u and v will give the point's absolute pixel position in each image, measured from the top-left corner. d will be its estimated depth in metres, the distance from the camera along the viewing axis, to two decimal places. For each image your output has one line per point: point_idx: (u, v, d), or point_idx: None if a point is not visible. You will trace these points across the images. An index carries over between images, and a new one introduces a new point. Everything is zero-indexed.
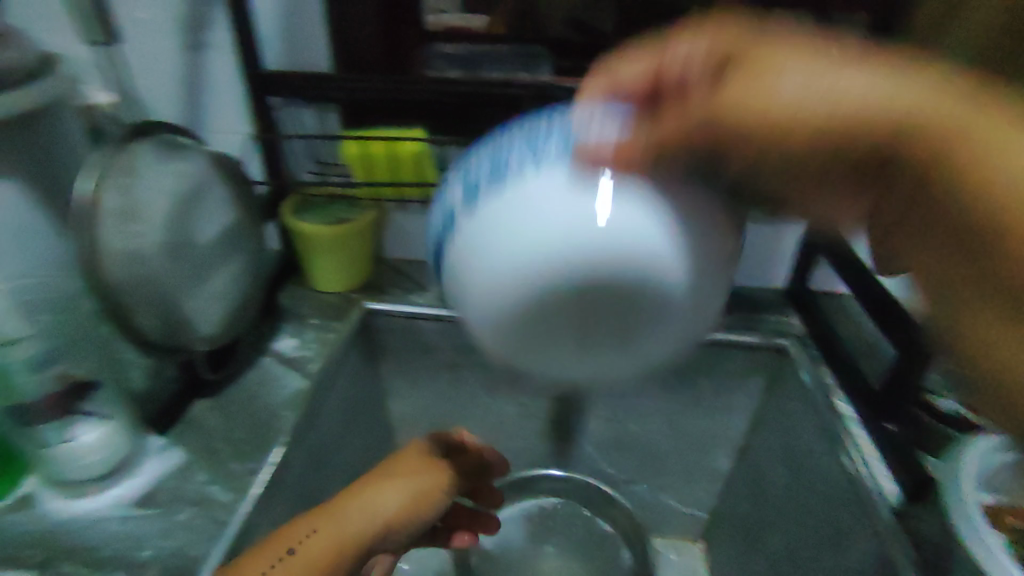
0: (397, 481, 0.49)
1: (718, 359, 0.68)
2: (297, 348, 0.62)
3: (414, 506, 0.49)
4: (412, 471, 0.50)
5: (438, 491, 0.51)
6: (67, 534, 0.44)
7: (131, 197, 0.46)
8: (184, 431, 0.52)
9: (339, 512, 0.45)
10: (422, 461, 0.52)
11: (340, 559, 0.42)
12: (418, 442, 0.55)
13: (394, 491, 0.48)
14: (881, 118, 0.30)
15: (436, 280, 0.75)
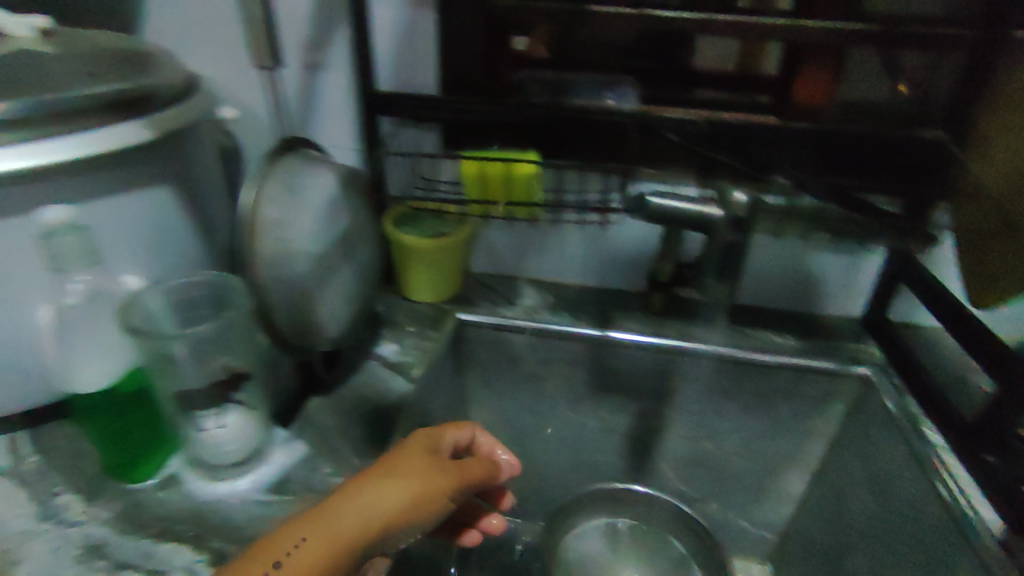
0: (398, 481, 0.44)
1: (799, 383, 0.69)
2: (399, 352, 0.66)
3: (415, 508, 0.44)
4: (415, 470, 0.45)
5: (444, 494, 0.46)
6: (211, 514, 0.47)
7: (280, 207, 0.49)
8: (305, 425, 0.56)
9: (337, 517, 0.42)
10: (426, 458, 0.47)
11: (331, 570, 0.40)
12: (427, 435, 0.50)
13: (392, 492, 0.44)
14: None
15: (521, 295, 0.78)
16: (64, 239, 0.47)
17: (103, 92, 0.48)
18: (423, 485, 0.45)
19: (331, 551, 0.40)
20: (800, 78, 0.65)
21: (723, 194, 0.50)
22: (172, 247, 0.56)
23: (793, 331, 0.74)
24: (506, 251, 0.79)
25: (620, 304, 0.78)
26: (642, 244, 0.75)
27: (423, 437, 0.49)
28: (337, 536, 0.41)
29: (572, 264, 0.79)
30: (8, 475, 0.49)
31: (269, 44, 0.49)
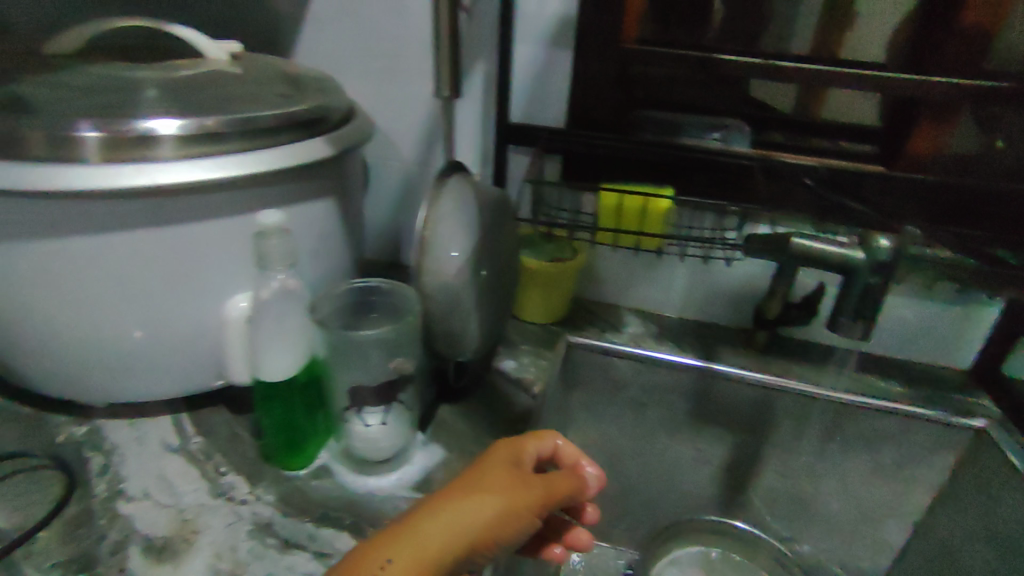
0: (483, 497, 0.43)
1: (908, 429, 0.69)
2: (518, 369, 0.69)
3: (499, 527, 0.43)
4: (497, 487, 0.44)
5: (526, 512, 0.45)
6: (364, 504, 0.50)
7: (456, 220, 0.54)
8: (439, 430, 0.59)
9: (419, 536, 0.41)
10: (508, 474, 0.46)
11: None
12: (508, 449, 0.48)
13: (476, 510, 0.43)
14: None
15: (626, 323, 0.81)
16: (273, 242, 0.46)
17: (292, 112, 0.55)
18: (506, 503, 0.44)
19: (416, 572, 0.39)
20: (909, 134, 0.69)
21: (863, 236, 0.54)
22: (328, 256, 0.61)
23: (899, 378, 0.74)
24: (611, 280, 0.82)
25: (722, 339, 0.80)
26: (748, 281, 0.78)
27: (505, 450, 0.48)
28: (423, 556, 0.40)
29: (675, 296, 0.81)
30: (177, 453, 0.53)
31: (452, 77, 0.54)
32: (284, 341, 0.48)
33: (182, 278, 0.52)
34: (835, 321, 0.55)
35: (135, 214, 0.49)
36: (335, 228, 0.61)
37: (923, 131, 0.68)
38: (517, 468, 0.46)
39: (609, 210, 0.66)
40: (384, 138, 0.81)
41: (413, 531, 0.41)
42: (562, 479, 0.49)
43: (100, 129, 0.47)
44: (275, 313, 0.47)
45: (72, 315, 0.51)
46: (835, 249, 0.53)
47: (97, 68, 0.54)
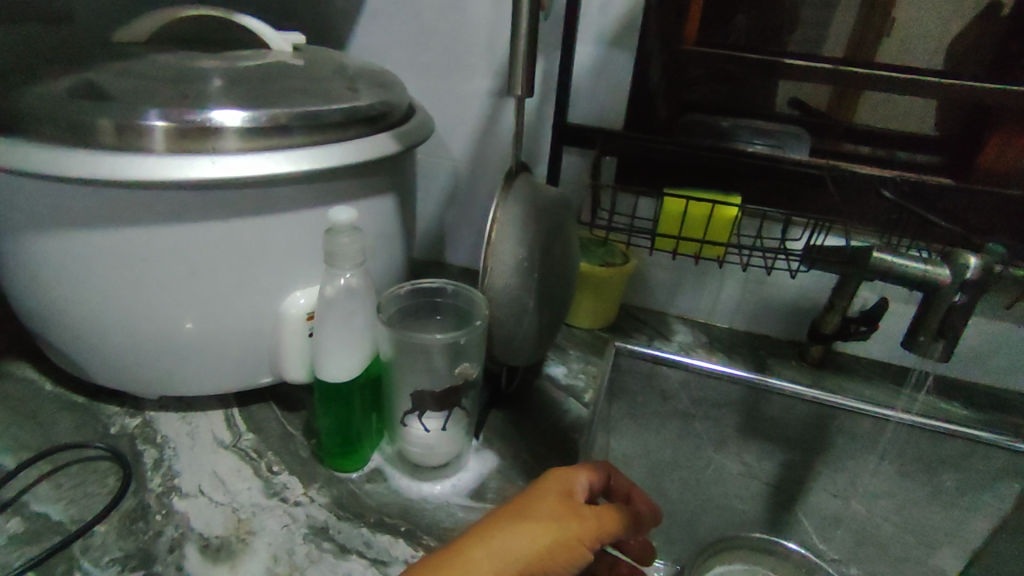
0: (532, 527, 0.41)
1: (971, 454, 0.66)
2: (568, 376, 0.67)
3: (549, 558, 0.40)
4: (547, 516, 0.42)
5: (580, 544, 0.42)
6: (418, 511, 0.49)
7: (522, 223, 0.53)
8: (492, 436, 0.58)
9: (468, 562, 0.39)
10: (559, 503, 0.43)
11: None
12: (560, 476, 0.46)
13: (523, 539, 0.40)
14: None
15: (675, 331, 0.79)
16: (345, 241, 0.45)
17: (357, 107, 0.55)
18: (558, 534, 0.41)
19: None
20: (980, 145, 0.66)
21: (949, 251, 0.53)
22: (383, 255, 0.60)
23: (960, 400, 0.72)
24: (660, 287, 0.80)
25: (774, 351, 0.77)
26: (804, 294, 0.75)
27: (558, 477, 0.45)
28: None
29: (726, 307, 0.79)
30: (229, 449, 0.53)
31: (525, 75, 0.53)
32: (349, 341, 0.47)
33: (242, 273, 0.52)
34: (912, 340, 0.55)
35: (203, 206, 0.48)
36: (393, 227, 0.60)
37: (996, 140, 0.65)
38: (570, 497, 0.44)
39: (671, 216, 0.64)
40: (436, 137, 0.81)
41: (461, 556, 0.39)
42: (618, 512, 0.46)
43: (169, 119, 0.46)
44: (341, 312, 0.46)
45: (133, 306, 0.51)
46: (921, 266, 0.54)
47: (165, 58, 0.54)
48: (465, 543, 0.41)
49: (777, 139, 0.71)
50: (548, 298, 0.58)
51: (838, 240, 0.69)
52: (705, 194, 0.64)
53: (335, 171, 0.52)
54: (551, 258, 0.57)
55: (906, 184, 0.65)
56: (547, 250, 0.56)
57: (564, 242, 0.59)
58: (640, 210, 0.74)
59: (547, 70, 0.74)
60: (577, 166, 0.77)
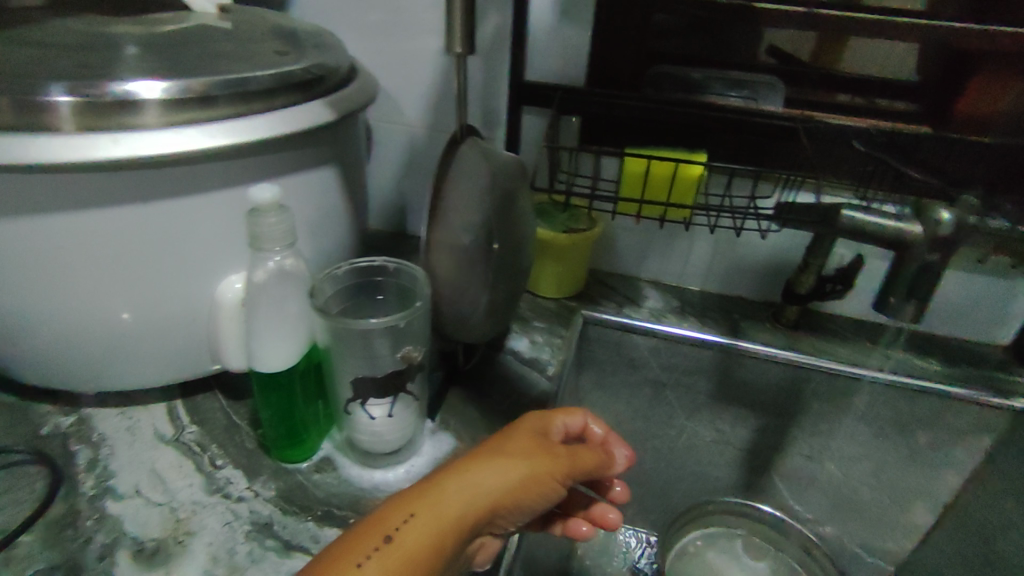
0: (508, 460, 0.39)
1: (945, 411, 0.65)
2: (531, 348, 0.65)
3: (523, 491, 0.39)
4: (522, 451, 0.40)
5: (552, 479, 0.41)
6: (368, 501, 0.47)
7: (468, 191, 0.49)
8: (449, 417, 0.55)
9: (442, 492, 0.37)
10: (532, 439, 0.42)
11: (440, 552, 0.35)
12: (536, 418, 0.44)
13: (499, 472, 0.38)
14: None
15: (645, 296, 0.77)
16: (271, 221, 0.41)
17: (288, 72, 0.50)
18: (532, 468, 0.39)
19: (436, 528, 0.35)
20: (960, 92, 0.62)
21: (924, 207, 0.48)
22: (324, 232, 0.57)
23: (933, 355, 0.70)
24: (628, 251, 0.77)
25: (746, 314, 0.75)
26: (777, 253, 0.73)
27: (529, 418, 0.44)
28: (447, 515, 0.36)
29: (697, 269, 0.77)
30: (171, 444, 0.50)
31: (465, 30, 0.49)
32: (281, 327, 0.44)
33: (169, 257, 0.48)
34: (882, 302, 0.51)
35: (117, 188, 0.44)
36: (333, 199, 0.57)
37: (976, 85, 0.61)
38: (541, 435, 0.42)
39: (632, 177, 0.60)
40: (388, 102, 0.76)
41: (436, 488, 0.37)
42: (588, 454, 0.45)
43: (74, 93, 0.42)
44: (273, 297, 0.44)
45: (53, 301, 0.47)
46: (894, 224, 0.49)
47: (68, 23, 0.49)
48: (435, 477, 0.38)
49: (751, 91, 0.67)
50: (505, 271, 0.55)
51: (811, 197, 0.66)
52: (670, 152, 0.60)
53: (263, 144, 0.48)
54: (504, 230, 0.53)
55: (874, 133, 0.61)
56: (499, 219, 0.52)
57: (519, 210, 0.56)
58: (603, 171, 0.71)
59: (500, 25, 0.69)
60: (538, 127, 0.72)
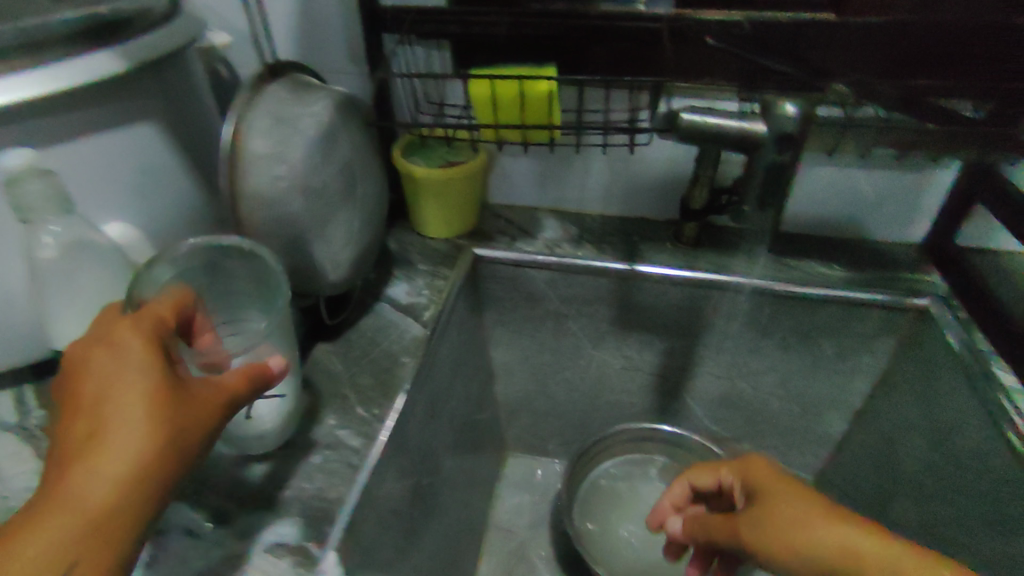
0: (97, 462, 0.29)
1: (849, 318, 0.63)
2: (410, 294, 0.62)
3: (173, 444, 0.31)
4: (119, 423, 0.30)
5: (188, 426, 0.32)
6: (205, 471, 0.45)
7: (279, 138, 0.45)
8: (311, 373, 0.53)
9: (74, 536, 0.28)
10: (146, 405, 0.30)
11: (109, 545, 0.29)
12: (107, 350, 0.32)
13: (103, 477, 0.29)
14: (48, 546, 0.27)
15: (542, 227, 0.73)
16: (32, 187, 0.38)
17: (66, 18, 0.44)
18: (146, 432, 0.30)
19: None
20: None
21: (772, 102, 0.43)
22: (153, 192, 0.52)
23: (839, 259, 0.68)
24: (524, 179, 0.73)
25: (646, 234, 0.72)
26: (673, 166, 0.68)
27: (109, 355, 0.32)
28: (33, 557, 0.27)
29: (595, 192, 0.73)
30: (13, 430, 0.49)
31: None
32: (69, 301, 0.43)
33: None
34: None
35: None
36: (161, 157, 0.52)
37: None
38: (149, 397, 0.30)
39: (482, 102, 0.54)
40: (246, 43, 0.70)
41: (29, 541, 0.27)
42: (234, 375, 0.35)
43: None
44: (62, 270, 0.42)
45: None
46: None
47: None
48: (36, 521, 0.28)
49: None
50: (329, 210, 0.50)
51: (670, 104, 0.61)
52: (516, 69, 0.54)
53: (36, 103, 0.43)
54: (329, 173, 0.49)
55: (734, 25, 0.52)
56: (314, 165, 0.47)
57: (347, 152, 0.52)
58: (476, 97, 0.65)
59: None
60: (402, 54, 0.66)
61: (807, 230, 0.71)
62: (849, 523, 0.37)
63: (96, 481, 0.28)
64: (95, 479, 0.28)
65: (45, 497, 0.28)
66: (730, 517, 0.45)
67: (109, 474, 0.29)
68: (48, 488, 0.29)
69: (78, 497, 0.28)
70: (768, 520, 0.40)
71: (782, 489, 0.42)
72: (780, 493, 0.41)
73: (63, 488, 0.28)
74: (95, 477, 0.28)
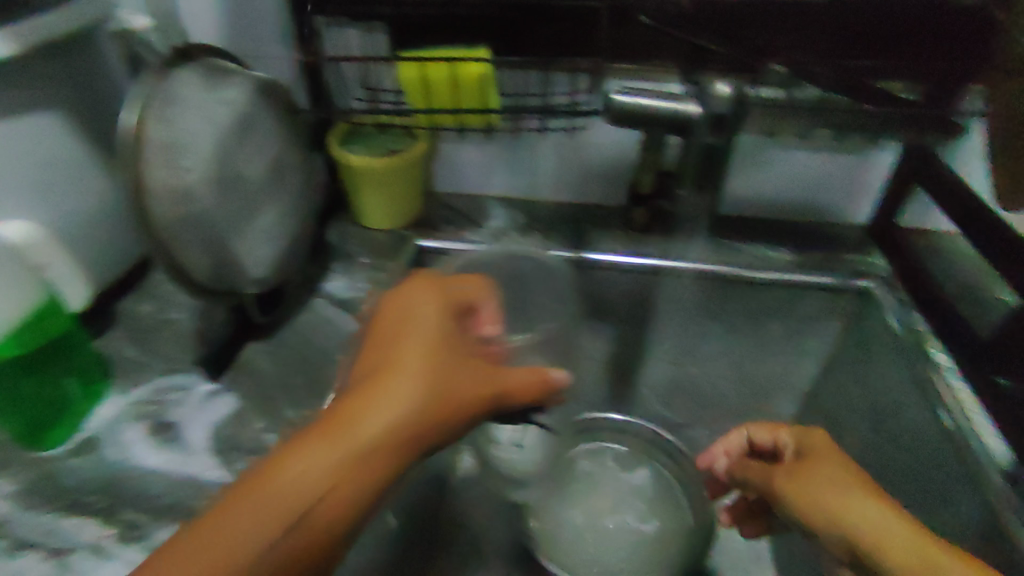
0: (391, 396, 0.32)
1: (793, 301, 0.63)
2: (348, 289, 0.60)
3: (425, 418, 0.33)
4: (412, 371, 0.33)
5: (470, 386, 0.36)
6: (123, 483, 0.43)
7: (182, 128, 0.43)
8: (238, 375, 0.51)
9: (340, 472, 0.30)
10: (422, 378, 0.33)
11: (376, 479, 0.31)
12: (420, 296, 0.37)
13: (389, 415, 0.32)
14: (325, 474, 0.30)
15: (489, 216, 0.71)
16: None
17: None
18: (425, 373, 0.33)
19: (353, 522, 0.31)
20: None
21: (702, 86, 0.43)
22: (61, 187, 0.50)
23: (786, 243, 0.67)
24: (471, 167, 0.71)
25: (597, 220, 0.70)
26: (621, 150, 0.67)
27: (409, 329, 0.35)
28: (295, 488, 0.29)
29: (543, 178, 0.71)
30: None
31: None
32: None
33: None
34: None
35: None
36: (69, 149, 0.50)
37: None
38: (439, 348, 0.34)
39: (413, 87, 0.52)
40: None
41: (296, 466, 0.30)
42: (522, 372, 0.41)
43: None
44: None
45: None
46: (668, 105, 0.42)
47: None
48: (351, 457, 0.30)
49: None
50: (240, 201, 0.49)
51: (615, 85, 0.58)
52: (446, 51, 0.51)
53: None
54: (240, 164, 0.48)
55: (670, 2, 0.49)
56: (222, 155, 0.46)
57: (260, 141, 0.50)
58: None
59: None
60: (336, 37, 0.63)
61: (756, 214, 0.70)
62: (877, 499, 0.35)
63: (377, 419, 0.31)
64: (376, 420, 0.31)
65: (342, 434, 0.31)
66: (782, 479, 0.39)
67: (383, 421, 0.32)
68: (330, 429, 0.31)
69: (379, 433, 0.31)
70: (812, 482, 0.37)
71: (828, 455, 0.39)
72: (825, 459, 0.39)
73: (324, 423, 0.32)
74: (375, 418, 0.32)
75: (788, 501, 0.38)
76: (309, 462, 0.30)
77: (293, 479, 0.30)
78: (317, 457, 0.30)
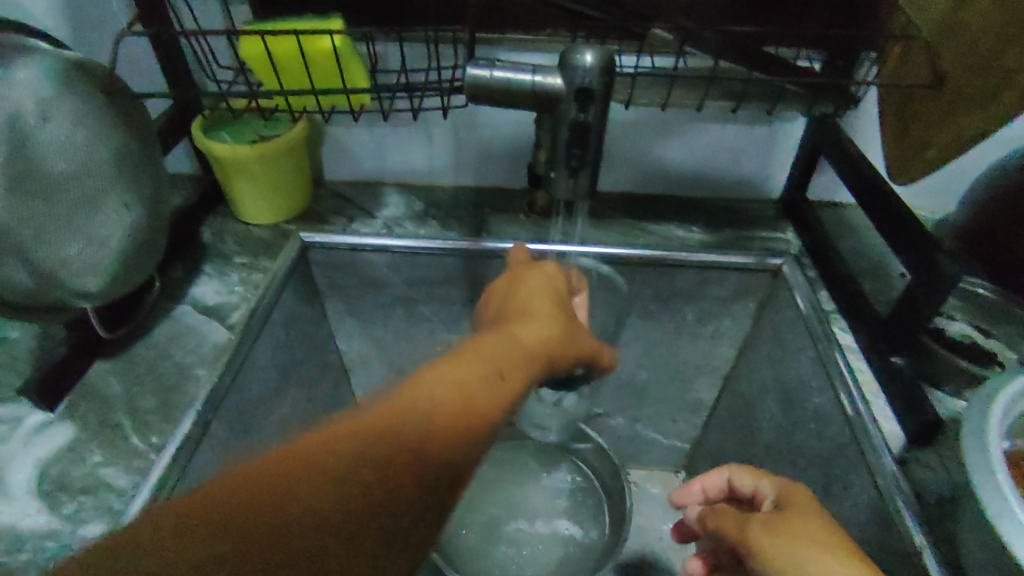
0: (458, 362, 0.34)
1: (703, 283, 0.60)
2: (218, 293, 0.54)
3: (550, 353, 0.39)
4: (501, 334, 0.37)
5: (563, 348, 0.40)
6: None
7: None
8: (80, 401, 0.46)
9: (409, 434, 0.31)
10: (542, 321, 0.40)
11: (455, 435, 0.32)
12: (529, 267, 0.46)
13: (452, 378, 0.33)
14: (392, 435, 0.30)
15: (384, 204, 0.65)
16: None
17: None
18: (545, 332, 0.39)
19: (409, 536, 0.30)
20: None
21: (565, 54, 0.37)
22: None
23: (699, 222, 0.64)
24: (362, 151, 0.66)
25: (499, 206, 0.66)
26: (520, 128, 0.63)
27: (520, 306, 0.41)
28: (369, 448, 0.30)
29: (442, 160, 0.66)
30: None
31: None
32: None
33: None
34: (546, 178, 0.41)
35: None
36: None
37: None
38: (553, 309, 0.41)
39: (262, 67, 0.46)
40: None
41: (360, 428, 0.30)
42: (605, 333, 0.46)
43: None
44: None
45: None
46: (528, 79, 0.38)
47: None
48: (410, 432, 0.31)
49: None
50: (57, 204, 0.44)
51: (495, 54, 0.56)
52: (297, 23, 0.46)
53: None
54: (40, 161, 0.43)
55: None
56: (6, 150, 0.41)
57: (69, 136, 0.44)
58: None
59: None
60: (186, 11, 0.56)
61: (668, 193, 0.67)
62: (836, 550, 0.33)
63: (444, 387, 0.33)
64: (444, 386, 0.33)
65: (420, 397, 0.32)
66: (756, 527, 0.36)
67: (453, 384, 0.33)
68: (413, 393, 0.32)
69: (447, 394, 0.32)
70: (787, 530, 0.35)
71: (809, 507, 0.37)
72: (808, 510, 0.36)
73: (406, 393, 0.32)
74: (440, 385, 0.33)
75: (758, 550, 0.35)
76: (413, 414, 0.31)
77: (368, 441, 0.30)
78: (386, 422, 0.31)
